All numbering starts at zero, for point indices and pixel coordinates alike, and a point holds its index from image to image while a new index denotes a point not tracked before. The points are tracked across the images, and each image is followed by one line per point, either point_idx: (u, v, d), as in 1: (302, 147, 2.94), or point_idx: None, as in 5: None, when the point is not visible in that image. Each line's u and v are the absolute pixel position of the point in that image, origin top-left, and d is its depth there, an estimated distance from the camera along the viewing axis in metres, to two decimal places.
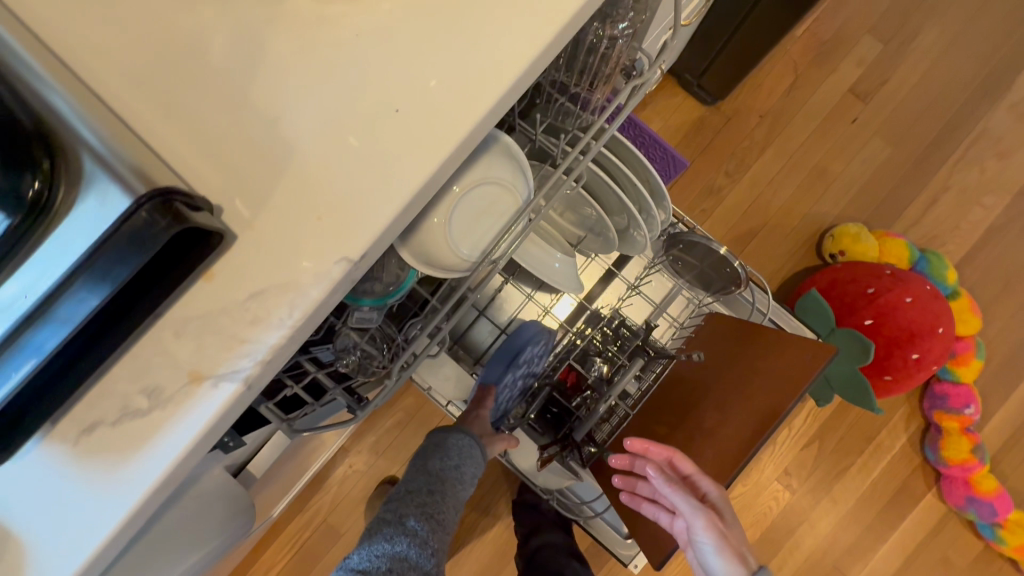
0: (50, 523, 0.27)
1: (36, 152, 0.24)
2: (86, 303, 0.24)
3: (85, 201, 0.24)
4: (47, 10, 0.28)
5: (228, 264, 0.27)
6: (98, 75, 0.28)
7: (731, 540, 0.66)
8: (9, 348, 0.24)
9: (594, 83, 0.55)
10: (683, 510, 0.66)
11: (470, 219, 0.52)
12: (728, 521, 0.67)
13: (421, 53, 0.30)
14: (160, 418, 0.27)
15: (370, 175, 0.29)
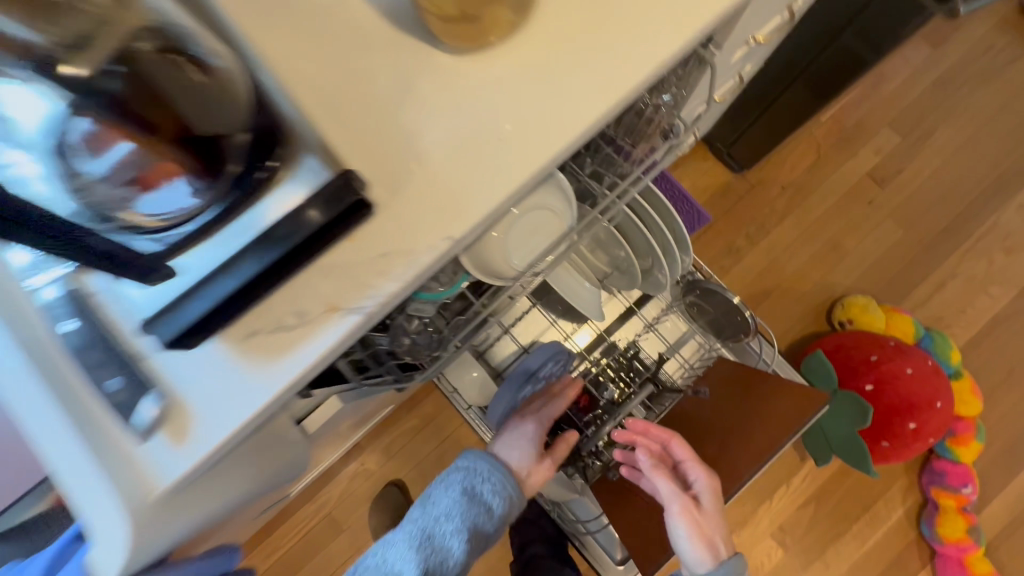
0: (212, 397, 0.36)
1: (269, 142, 0.34)
2: (282, 242, 0.34)
3: (298, 175, 0.35)
4: (260, 36, 0.38)
5: (367, 233, 0.38)
6: (291, 87, 0.38)
7: (709, 530, 0.72)
8: (227, 270, 0.34)
9: (635, 143, 0.66)
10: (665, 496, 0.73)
11: (522, 237, 0.63)
12: (709, 514, 0.73)
13: (525, 98, 0.40)
14: (302, 333, 0.37)
15: (476, 183, 0.39)
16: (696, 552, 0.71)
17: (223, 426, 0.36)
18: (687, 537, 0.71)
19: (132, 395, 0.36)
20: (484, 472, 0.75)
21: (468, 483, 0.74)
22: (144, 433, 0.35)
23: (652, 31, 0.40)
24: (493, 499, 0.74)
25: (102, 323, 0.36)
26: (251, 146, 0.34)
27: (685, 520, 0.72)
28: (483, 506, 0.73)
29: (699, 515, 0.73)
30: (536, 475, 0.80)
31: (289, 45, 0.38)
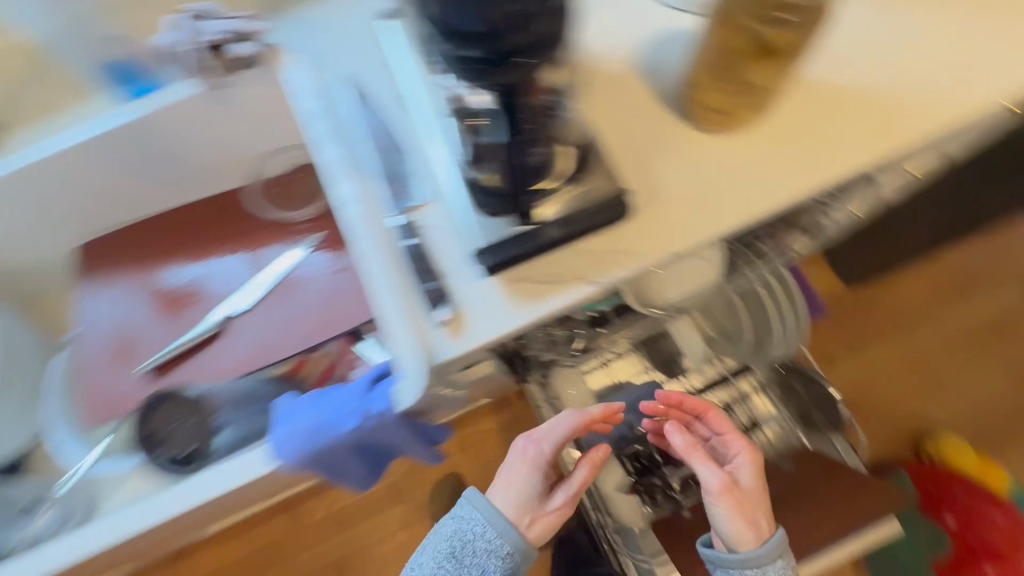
0: (487, 311, 0.53)
1: (586, 159, 0.53)
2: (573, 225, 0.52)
3: (596, 187, 0.53)
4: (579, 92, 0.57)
5: (615, 233, 0.54)
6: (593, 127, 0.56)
7: (750, 512, 0.63)
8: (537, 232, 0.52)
9: (790, 237, 0.82)
10: (711, 476, 0.63)
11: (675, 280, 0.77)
12: (752, 495, 0.64)
13: (746, 171, 0.55)
14: (556, 286, 0.53)
15: (698, 220, 0.54)
16: (733, 537, 0.63)
17: (488, 335, 0.52)
18: (723, 514, 0.63)
19: (438, 297, 0.53)
20: (476, 531, 0.64)
21: (462, 534, 0.64)
22: (438, 326, 0.52)
23: (847, 149, 0.55)
24: (488, 562, 0.63)
25: (428, 247, 0.54)
26: (577, 158, 0.52)
27: (728, 496, 0.62)
28: (474, 569, 0.63)
29: (741, 492, 0.64)
30: (535, 525, 0.65)
31: (595, 102, 0.57)
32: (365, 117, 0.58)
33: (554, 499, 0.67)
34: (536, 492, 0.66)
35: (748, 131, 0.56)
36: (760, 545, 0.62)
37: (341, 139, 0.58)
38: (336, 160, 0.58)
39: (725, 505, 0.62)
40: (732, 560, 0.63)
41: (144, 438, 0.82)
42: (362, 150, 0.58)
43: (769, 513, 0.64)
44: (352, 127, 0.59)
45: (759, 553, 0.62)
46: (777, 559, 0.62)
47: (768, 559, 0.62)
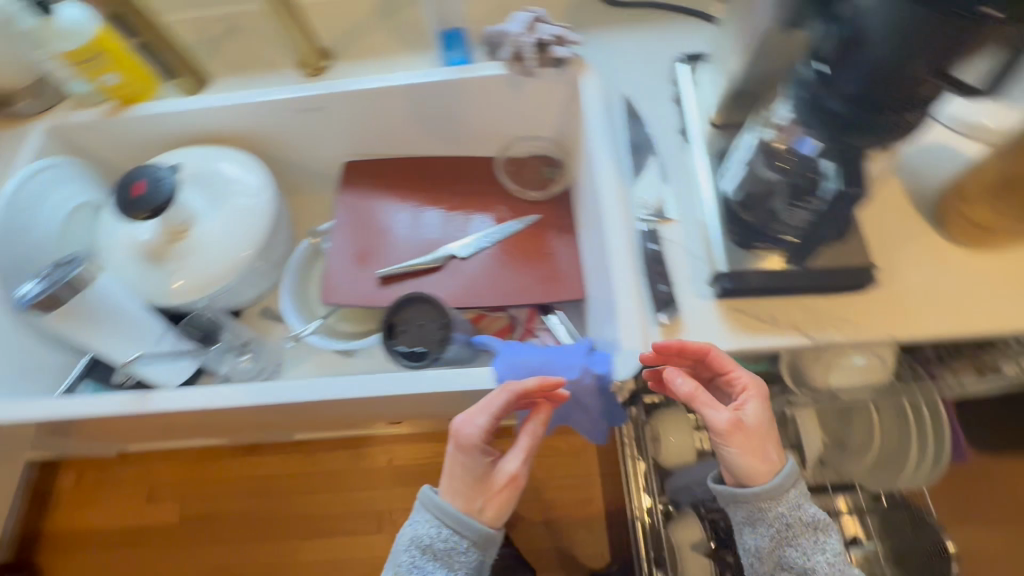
0: (705, 325, 0.59)
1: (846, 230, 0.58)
2: (815, 277, 0.57)
3: (844, 253, 0.58)
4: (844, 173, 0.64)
5: (841, 299, 0.58)
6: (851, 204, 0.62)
7: (763, 452, 0.52)
8: (781, 272, 0.58)
9: (961, 373, 0.83)
10: (719, 423, 0.51)
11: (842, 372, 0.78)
12: (762, 430, 0.52)
13: (983, 288, 0.58)
14: (771, 326, 0.58)
15: (924, 314, 0.57)
16: (738, 474, 0.53)
17: (699, 347, 0.58)
18: (736, 455, 0.51)
19: (666, 300, 0.59)
20: (433, 530, 0.55)
21: (422, 533, 0.55)
22: (657, 324, 0.59)
23: None
24: (453, 562, 0.54)
25: (665, 257, 0.62)
26: (842, 227, 0.57)
27: (742, 437, 0.51)
28: (440, 570, 0.54)
29: (754, 429, 0.52)
30: (489, 504, 0.54)
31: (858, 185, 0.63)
32: (639, 135, 0.68)
33: (501, 473, 0.54)
34: (476, 474, 0.54)
35: (995, 253, 0.59)
36: (765, 476, 0.52)
37: (614, 142, 0.68)
38: (603, 157, 0.66)
39: (736, 447, 0.51)
40: (747, 498, 0.53)
41: (385, 325, 0.61)
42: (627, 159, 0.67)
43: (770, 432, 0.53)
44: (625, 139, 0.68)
45: (770, 483, 0.52)
46: (772, 475, 0.52)
47: (777, 495, 0.52)
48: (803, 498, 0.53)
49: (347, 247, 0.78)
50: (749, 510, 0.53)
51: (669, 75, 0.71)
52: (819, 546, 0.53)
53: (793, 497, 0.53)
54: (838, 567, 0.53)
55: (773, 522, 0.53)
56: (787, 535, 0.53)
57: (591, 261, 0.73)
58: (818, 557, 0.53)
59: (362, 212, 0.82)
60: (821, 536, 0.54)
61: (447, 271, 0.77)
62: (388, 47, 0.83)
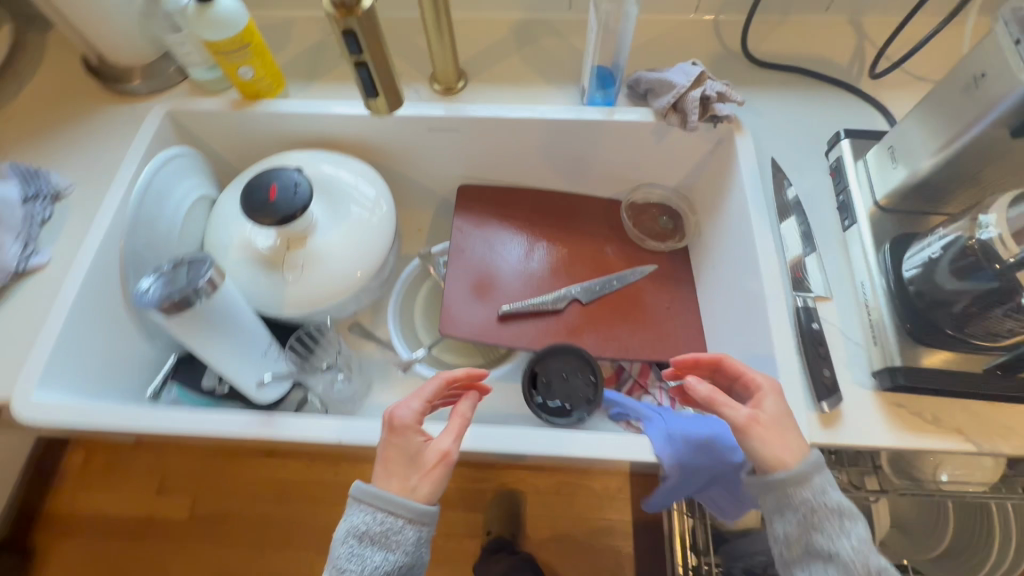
0: (865, 416, 0.57)
1: None
2: (995, 383, 0.54)
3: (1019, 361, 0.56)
4: None
5: (1006, 408, 0.56)
6: None
7: (773, 429, 0.48)
8: (959, 374, 0.55)
9: None
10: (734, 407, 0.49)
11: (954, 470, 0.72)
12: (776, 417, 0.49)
13: None
14: (933, 427, 0.56)
15: None
16: (748, 454, 0.49)
17: (859, 440, 0.56)
18: (750, 436, 0.48)
19: (831, 386, 0.57)
20: (366, 520, 0.49)
21: (355, 521, 0.49)
22: (818, 409, 0.56)
23: None
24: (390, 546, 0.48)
25: (825, 338, 0.60)
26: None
27: (759, 420, 0.49)
28: (379, 555, 0.48)
29: (767, 417, 0.49)
30: (422, 481, 0.50)
31: None
32: (793, 209, 0.67)
33: (431, 450, 0.51)
34: (411, 450, 0.51)
35: None
36: (776, 453, 0.47)
37: (768, 212, 0.67)
38: (760, 226, 0.65)
39: (753, 430, 0.48)
40: (768, 480, 0.47)
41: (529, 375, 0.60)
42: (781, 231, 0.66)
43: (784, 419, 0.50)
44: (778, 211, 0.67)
45: (783, 462, 0.47)
46: (785, 453, 0.48)
47: (795, 477, 0.47)
48: (825, 479, 0.47)
49: (461, 280, 0.75)
50: (777, 495, 0.47)
51: (822, 154, 0.71)
52: (848, 536, 0.45)
53: (810, 471, 0.47)
54: (868, 558, 0.45)
55: (799, 507, 0.46)
56: (813, 521, 0.46)
57: (721, 327, 0.71)
58: (845, 545, 0.45)
59: (479, 242, 0.79)
60: (849, 526, 0.46)
61: (566, 315, 0.73)
62: (523, 75, 0.81)
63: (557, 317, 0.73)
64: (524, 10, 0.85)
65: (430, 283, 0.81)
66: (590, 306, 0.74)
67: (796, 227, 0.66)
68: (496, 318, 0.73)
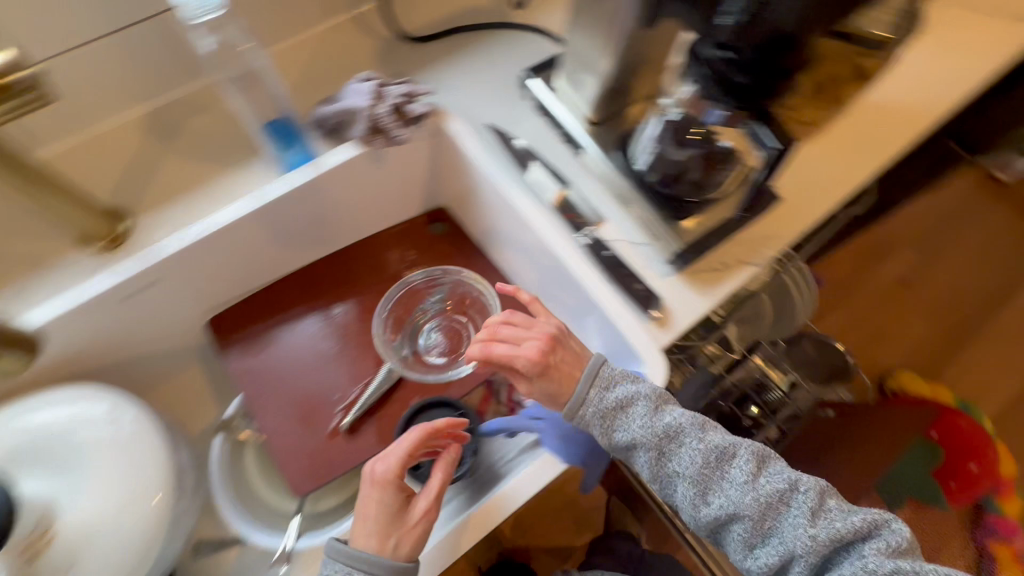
0: (681, 298, 0.63)
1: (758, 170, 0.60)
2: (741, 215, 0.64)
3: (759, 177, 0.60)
4: None
5: (758, 223, 0.67)
6: None
7: (670, 445, 0.57)
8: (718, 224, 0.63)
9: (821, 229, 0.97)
10: (603, 421, 0.57)
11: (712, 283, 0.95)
12: (661, 431, 0.56)
13: (834, 165, 0.71)
14: (725, 274, 0.65)
15: (809, 203, 0.70)
16: (664, 473, 0.57)
17: (690, 321, 0.62)
18: (651, 455, 0.57)
19: (647, 294, 0.62)
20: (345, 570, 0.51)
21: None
22: (651, 319, 0.61)
23: (898, 136, 0.72)
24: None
25: (620, 257, 0.64)
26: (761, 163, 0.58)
27: (651, 442, 0.56)
28: None
29: (659, 435, 0.56)
30: (403, 539, 0.52)
31: None
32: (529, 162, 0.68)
33: (417, 505, 0.54)
34: (393, 507, 0.53)
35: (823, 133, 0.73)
36: (678, 463, 0.56)
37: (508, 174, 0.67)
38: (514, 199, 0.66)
39: (652, 452, 0.57)
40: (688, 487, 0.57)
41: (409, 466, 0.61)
42: (531, 188, 0.67)
43: (664, 423, 0.57)
44: (517, 172, 0.68)
45: (689, 469, 0.56)
46: (695, 464, 0.56)
47: (710, 478, 0.56)
48: (736, 465, 0.56)
49: (281, 421, 0.65)
50: (701, 480, 0.56)
51: (519, 95, 0.72)
52: (794, 518, 0.55)
53: (717, 461, 0.56)
54: (814, 533, 0.54)
55: (723, 492, 0.56)
56: (762, 520, 0.55)
57: (540, 294, 0.72)
58: (791, 527, 0.54)
59: (271, 367, 0.68)
60: (789, 504, 0.55)
61: (409, 377, 0.68)
62: (193, 175, 0.66)
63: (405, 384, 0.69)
64: (139, 102, 0.67)
65: (251, 445, 0.67)
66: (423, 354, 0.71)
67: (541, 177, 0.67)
68: (346, 433, 0.64)
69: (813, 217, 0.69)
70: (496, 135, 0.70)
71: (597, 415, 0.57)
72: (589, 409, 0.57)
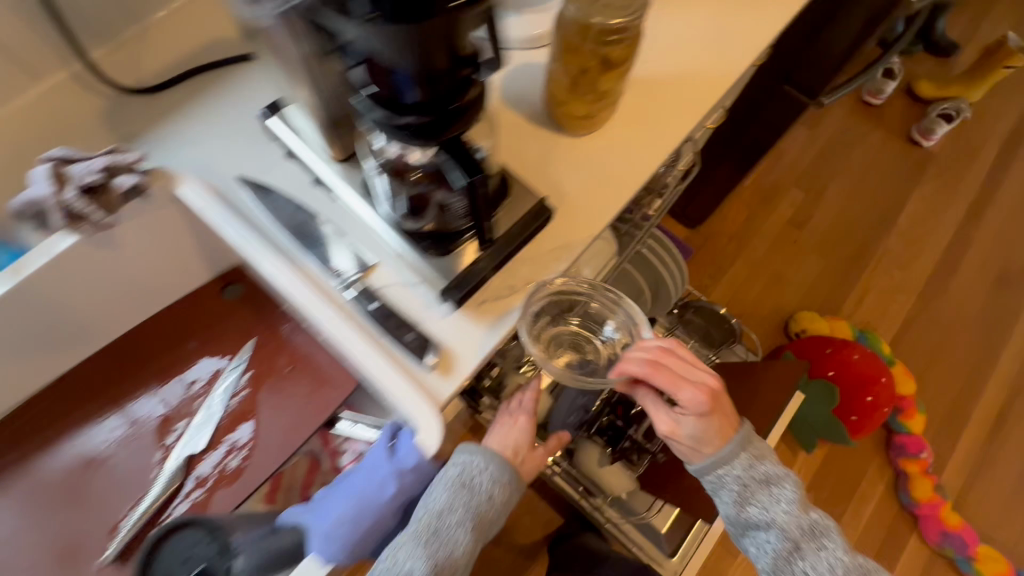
0: (464, 338, 0.57)
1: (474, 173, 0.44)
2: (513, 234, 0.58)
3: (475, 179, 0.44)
4: None
5: (546, 234, 0.62)
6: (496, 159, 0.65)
7: (806, 541, 0.76)
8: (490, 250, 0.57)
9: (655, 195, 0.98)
10: (772, 517, 0.76)
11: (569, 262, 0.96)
12: (802, 526, 0.76)
13: (621, 154, 0.68)
14: (514, 299, 0.59)
15: (601, 200, 0.65)
16: (786, 562, 0.76)
17: (476, 362, 0.57)
18: (739, 485, 0.75)
19: (420, 343, 0.56)
20: (471, 465, 0.67)
21: (451, 512, 0.65)
22: (429, 369, 0.55)
23: (682, 116, 0.69)
24: (492, 489, 0.67)
25: (391, 306, 0.57)
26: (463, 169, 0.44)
27: (790, 536, 0.76)
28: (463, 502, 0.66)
29: (757, 476, 0.76)
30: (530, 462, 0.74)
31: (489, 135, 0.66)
32: (281, 217, 0.60)
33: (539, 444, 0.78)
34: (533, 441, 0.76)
35: (609, 124, 0.69)
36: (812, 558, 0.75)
37: (255, 235, 0.59)
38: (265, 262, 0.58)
39: (782, 541, 0.76)
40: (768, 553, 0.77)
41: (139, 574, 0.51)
42: (287, 245, 0.60)
43: (809, 526, 0.77)
44: (270, 231, 0.60)
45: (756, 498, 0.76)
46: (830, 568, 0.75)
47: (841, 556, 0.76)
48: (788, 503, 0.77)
49: (46, 556, 0.63)
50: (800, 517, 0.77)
51: (263, 136, 0.63)
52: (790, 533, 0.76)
53: (769, 495, 0.77)
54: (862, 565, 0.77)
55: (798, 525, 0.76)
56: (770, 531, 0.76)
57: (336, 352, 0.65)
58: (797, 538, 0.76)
59: (41, 495, 0.65)
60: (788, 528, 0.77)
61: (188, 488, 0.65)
62: None
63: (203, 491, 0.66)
64: None
65: None
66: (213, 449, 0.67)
67: (296, 232, 0.60)
68: (117, 558, 0.64)
69: (608, 213, 0.65)
70: (242, 189, 0.62)
71: (762, 512, 0.76)
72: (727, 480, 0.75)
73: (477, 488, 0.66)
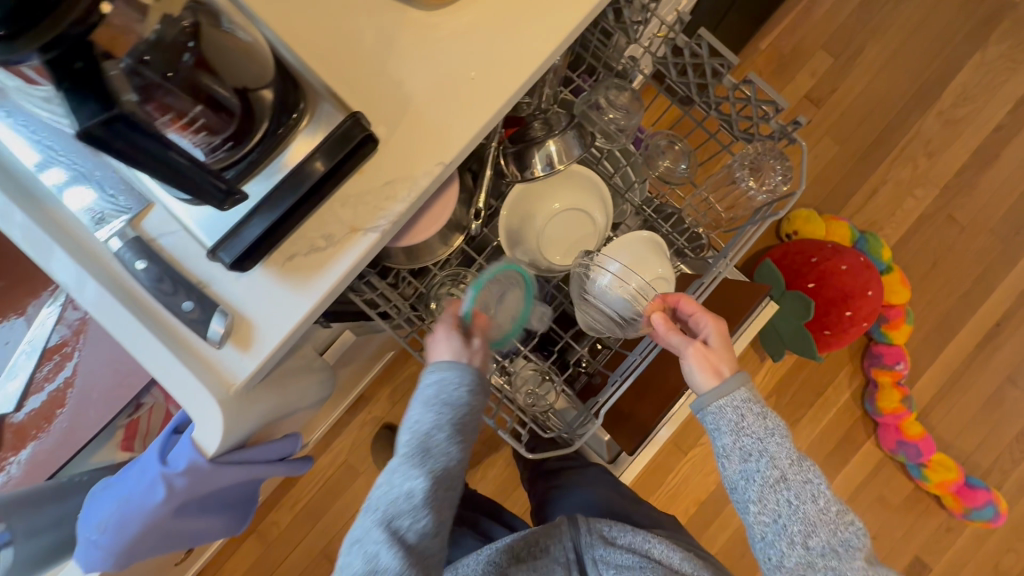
0: (266, 307, 0.45)
1: (72, 57, 0.28)
2: (316, 167, 0.42)
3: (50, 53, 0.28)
4: (277, 9, 0.46)
5: (374, 164, 0.46)
6: (307, 46, 0.45)
7: (795, 475, 0.58)
8: (280, 193, 0.42)
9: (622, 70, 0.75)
10: (764, 448, 0.58)
11: (554, 239, 0.75)
12: (792, 457, 0.59)
13: (492, 39, 0.47)
14: (333, 252, 0.45)
15: (458, 107, 0.47)
16: (764, 499, 0.57)
17: (281, 331, 0.44)
18: (738, 413, 0.58)
19: (204, 315, 0.43)
20: (425, 427, 0.58)
21: (409, 480, 0.57)
22: (219, 345, 0.44)
23: None
24: (445, 452, 0.58)
25: (169, 264, 0.44)
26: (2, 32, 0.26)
27: (779, 467, 0.58)
28: (425, 457, 0.57)
29: (757, 410, 0.59)
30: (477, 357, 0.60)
31: (296, 10, 0.46)
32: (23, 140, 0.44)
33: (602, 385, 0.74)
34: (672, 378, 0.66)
35: None
36: (797, 494, 0.57)
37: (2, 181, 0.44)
38: (34, 240, 0.43)
39: (773, 473, 0.57)
40: (747, 488, 0.58)
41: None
42: (44, 183, 0.45)
43: (801, 457, 0.59)
44: (4, 156, 0.44)
45: (764, 439, 0.58)
46: (816, 504, 0.57)
47: (844, 552, 0.55)
48: (786, 453, 0.58)
49: None
50: (795, 469, 0.58)
51: None
52: (852, 538, 0.56)
53: (773, 437, 0.59)
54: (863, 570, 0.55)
55: (806, 490, 0.57)
56: (807, 496, 0.57)
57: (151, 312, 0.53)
58: (846, 533, 0.56)
59: None
60: (850, 526, 0.57)
61: (22, 421, 0.64)
62: None
63: (37, 443, 0.64)
64: None
65: None
66: (33, 405, 0.65)
67: (42, 161, 0.45)
68: None
69: (468, 126, 0.46)
70: None
71: (756, 442, 0.58)
72: (727, 405, 0.59)
73: (433, 451, 0.57)
